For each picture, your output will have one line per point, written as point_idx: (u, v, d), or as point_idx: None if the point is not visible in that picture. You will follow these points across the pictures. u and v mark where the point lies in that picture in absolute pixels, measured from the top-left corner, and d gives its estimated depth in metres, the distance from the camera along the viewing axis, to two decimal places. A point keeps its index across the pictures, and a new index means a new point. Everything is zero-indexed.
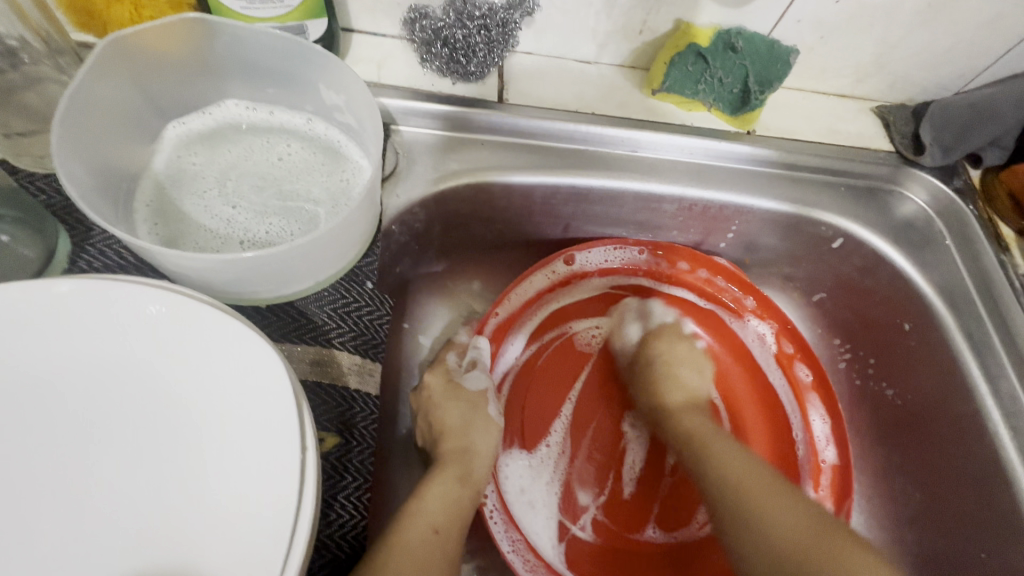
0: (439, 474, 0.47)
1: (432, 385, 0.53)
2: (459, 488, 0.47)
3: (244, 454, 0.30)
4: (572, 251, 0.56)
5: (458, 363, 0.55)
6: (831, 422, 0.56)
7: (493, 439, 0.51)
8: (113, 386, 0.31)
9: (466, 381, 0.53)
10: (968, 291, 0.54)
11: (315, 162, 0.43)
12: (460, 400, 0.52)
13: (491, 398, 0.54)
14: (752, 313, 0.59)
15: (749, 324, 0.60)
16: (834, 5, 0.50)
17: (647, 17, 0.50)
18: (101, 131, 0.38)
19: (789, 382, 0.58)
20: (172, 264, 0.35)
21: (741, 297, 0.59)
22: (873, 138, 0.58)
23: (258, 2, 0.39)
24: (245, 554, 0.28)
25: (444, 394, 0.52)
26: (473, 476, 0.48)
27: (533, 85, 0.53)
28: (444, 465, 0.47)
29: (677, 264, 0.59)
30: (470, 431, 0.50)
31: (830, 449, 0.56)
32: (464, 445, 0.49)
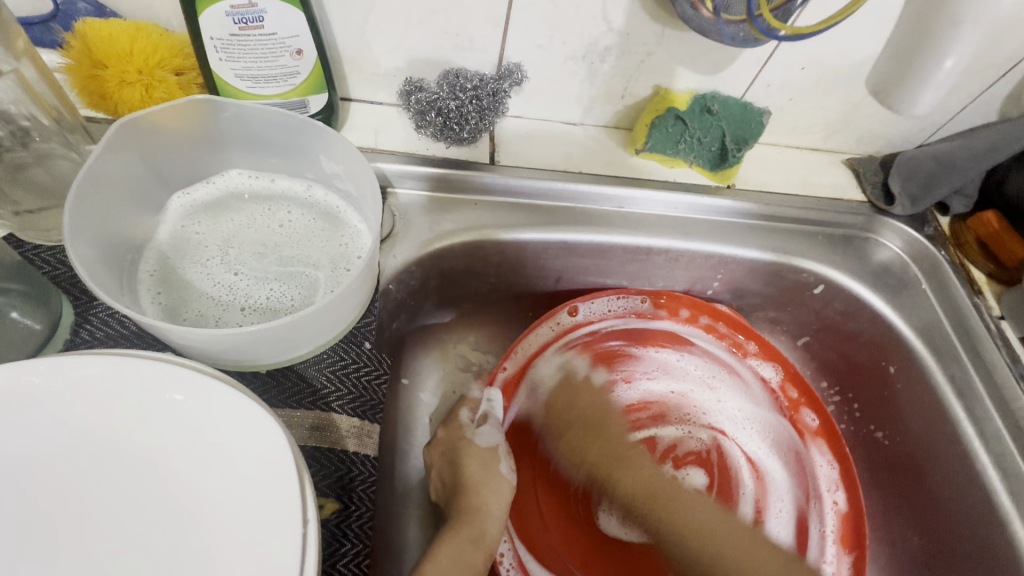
0: (453, 537, 0.48)
1: (444, 439, 0.54)
2: (471, 551, 0.47)
3: (244, 529, 0.30)
4: (576, 303, 0.58)
5: (470, 419, 0.56)
6: (839, 469, 0.57)
7: (506, 500, 0.52)
8: (111, 464, 0.31)
9: (477, 437, 0.54)
10: (946, 332, 0.56)
11: (314, 227, 0.44)
12: (471, 458, 0.52)
13: (502, 456, 0.54)
14: (755, 357, 0.60)
15: (755, 368, 0.60)
16: (800, 71, 0.53)
17: (627, 83, 0.53)
18: (109, 205, 0.39)
19: (796, 427, 0.59)
20: (174, 335, 0.35)
21: (743, 343, 0.60)
22: (845, 188, 0.61)
23: (263, 82, 0.42)
24: None
25: (454, 452, 0.53)
26: (485, 538, 0.49)
27: (524, 147, 0.56)
28: (456, 525, 0.48)
29: (675, 311, 0.60)
30: (481, 491, 0.51)
31: (840, 494, 0.56)
32: (477, 504, 0.50)
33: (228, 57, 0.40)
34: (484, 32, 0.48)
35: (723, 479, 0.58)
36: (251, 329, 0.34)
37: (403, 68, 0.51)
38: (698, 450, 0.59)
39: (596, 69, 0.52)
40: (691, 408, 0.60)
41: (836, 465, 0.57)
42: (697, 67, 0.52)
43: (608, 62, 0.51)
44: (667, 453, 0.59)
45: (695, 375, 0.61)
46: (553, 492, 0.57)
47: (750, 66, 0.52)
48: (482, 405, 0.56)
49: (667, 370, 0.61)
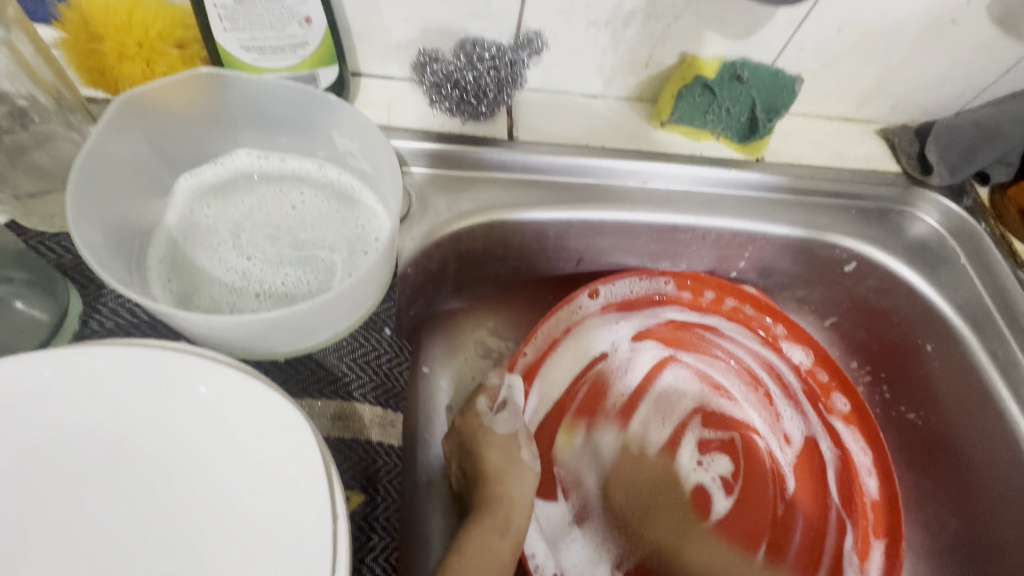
0: (477, 527, 0.47)
1: (461, 429, 0.53)
2: (498, 541, 0.46)
3: (271, 529, 0.29)
4: (597, 285, 0.56)
5: (488, 407, 0.54)
6: (873, 455, 0.55)
7: (529, 487, 0.51)
8: (123, 462, 0.30)
9: (495, 424, 0.53)
10: (988, 308, 0.53)
11: (329, 209, 0.42)
12: (492, 447, 0.51)
13: (523, 441, 0.53)
14: (784, 341, 0.58)
15: (783, 352, 0.58)
16: (836, 33, 0.50)
17: (652, 51, 0.51)
18: (113, 190, 0.37)
19: (825, 411, 0.57)
20: (188, 323, 0.34)
21: (771, 325, 0.58)
22: (880, 160, 0.59)
23: (270, 54, 0.39)
24: None
25: (473, 440, 0.51)
26: (511, 527, 0.48)
27: (543, 122, 0.53)
28: (483, 514, 0.48)
29: (701, 288, 0.58)
30: (504, 480, 0.50)
31: (871, 481, 0.55)
32: (499, 490, 0.49)
33: (233, 27, 0.38)
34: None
35: (749, 463, 0.56)
36: (268, 316, 0.33)
37: (415, 39, 0.48)
38: (721, 435, 0.57)
39: (620, 35, 0.49)
40: (713, 387, 0.59)
41: (867, 450, 0.55)
42: (728, 31, 0.49)
43: (633, 28, 0.48)
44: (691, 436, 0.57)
45: (715, 355, 0.59)
46: (573, 480, 0.55)
47: (783, 29, 0.49)
48: (502, 391, 0.54)
49: (694, 353, 0.59)
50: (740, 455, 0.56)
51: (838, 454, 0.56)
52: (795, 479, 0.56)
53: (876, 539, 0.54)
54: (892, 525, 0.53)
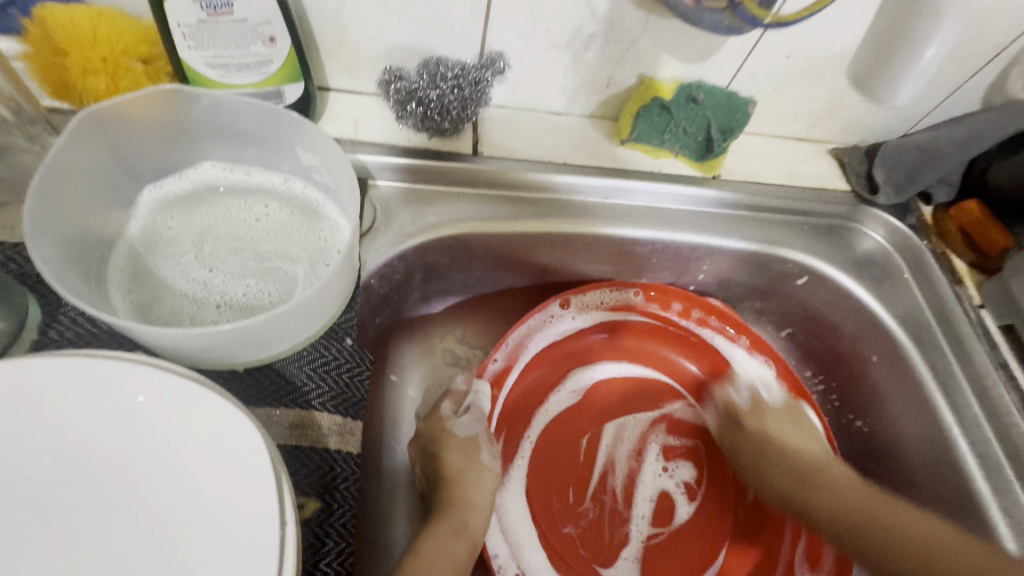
0: (435, 528, 0.48)
1: (426, 433, 0.54)
2: (454, 542, 0.47)
3: (220, 535, 0.29)
4: (568, 295, 0.58)
5: (453, 412, 0.55)
6: None
7: (489, 489, 0.52)
8: (77, 470, 0.30)
9: (454, 427, 0.54)
10: (928, 321, 0.56)
11: (292, 222, 0.43)
12: (451, 449, 0.52)
13: (483, 444, 0.54)
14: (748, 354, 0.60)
15: (746, 365, 0.61)
16: (785, 59, 0.53)
17: (612, 72, 0.53)
18: (76, 203, 0.38)
19: None
20: (145, 334, 0.34)
21: (736, 339, 0.61)
22: (831, 178, 0.62)
23: (235, 70, 0.41)
24: None
25: (436, 443, 0.53)
26: (468, 528, 0.49)
27: (507, 138, 0.55)
28: (441, 517, 0.48)
29: (670, 300, 0.60)
30: (462, 481, 0.51)
31: None
32: (458, 494, 0.50)
33: (197, 45, 0.39)
34: (464, 19, 0.47)
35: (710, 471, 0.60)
36: (223, 327, 0.34)
37: (381, 56, 0.50)
38: (686, 442, 0.60)
39: (580, 57, 0.51)
40: (677, 397, 0.62)
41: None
42: (683, 55, 0.51)
43: (592, 50, 0.50)
44: (656, 443, 0.59)
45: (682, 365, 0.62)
46: (539, 484, 0.56)
47: (736, 54, 0.52)
48: (468, 397, 0.55)
49: (661, 363, 0.62)
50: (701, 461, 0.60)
51: None
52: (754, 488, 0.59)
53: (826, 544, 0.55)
54: None
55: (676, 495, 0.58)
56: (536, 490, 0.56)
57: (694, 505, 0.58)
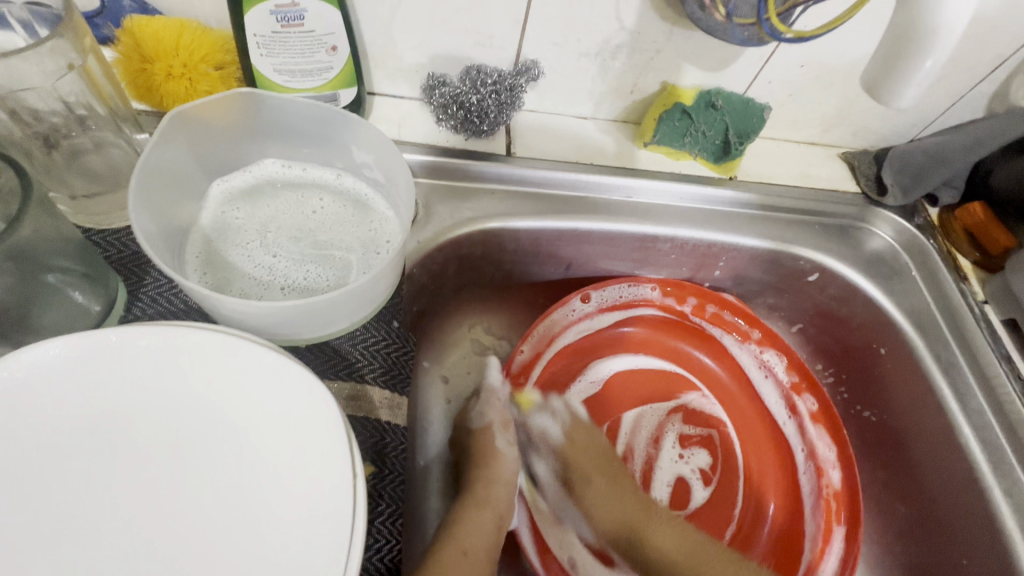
0: (464, 500, 0.52)
1: (455, 423, 0.59)
2: (479, 512, 0.52)
3: (300, 483, 0.33)
4: (587, 290, 0.61)
5: (477, 404, 0.60)
6: (837, 449, 0.59)
7: (507, 467, 0.56)
8: (173, 425, 0.35)
9: (473, 416, 0.59)
10: (934, 315, 0.59)
11: (346, 214, 0.47)
12: (477, 436, 0.57)
13: (502, 432, 0.58)
14: (758, 345, 0.63)
15: (756, 356, 0.63)
16: (799, 68, 0.57)
17: (636, 80, 0.57)
18: (162, 192, 0.42)
19: (790, 409, 0.62)
20: (226, 309, 0.38)
21: (748, 332, 0.63)
22: (841, 181, 0.65)
23: (299, 77, 0.45)
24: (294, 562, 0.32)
25: (462, 431, 0.58)
26: (492, 502, 0.53)
27: (537, 140, 0.59)
28: (468, 492, 0.53)
29: (684, 293, 0.63)
30: (486, 462, 0.56)
31: (834, 472, 0.59)
32: (480, 472, 0.55)
33: (269, 53, 0.43)
34: (503, 31, 0.51)
35: (725, 457, 0.62)
36: (296, 304, 0.38)
37: (425, 63, 0.54)
38: (701, 431, 0.62)
39: (607, 66, 0.55)
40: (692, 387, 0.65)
41: (833, 447, 0.59)
42: (704, 64, 0.55)
43: (619, 59, 0.54)
44: (672, 431, 0.62)
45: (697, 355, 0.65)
46: (559, 466, 0.60)
47: (753, 64, 0.56)
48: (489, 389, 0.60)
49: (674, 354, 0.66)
50: (716, 448, 0.62)
51: (805, 451, 0.61)
52: (767, 474, 0.62)
53: (837, 524, 0.57)
54: (853, 509, 0.57)
55: (692, 481, 0.61)
56: (561, 473, 0.59)
57: (709, 490, 0.60)
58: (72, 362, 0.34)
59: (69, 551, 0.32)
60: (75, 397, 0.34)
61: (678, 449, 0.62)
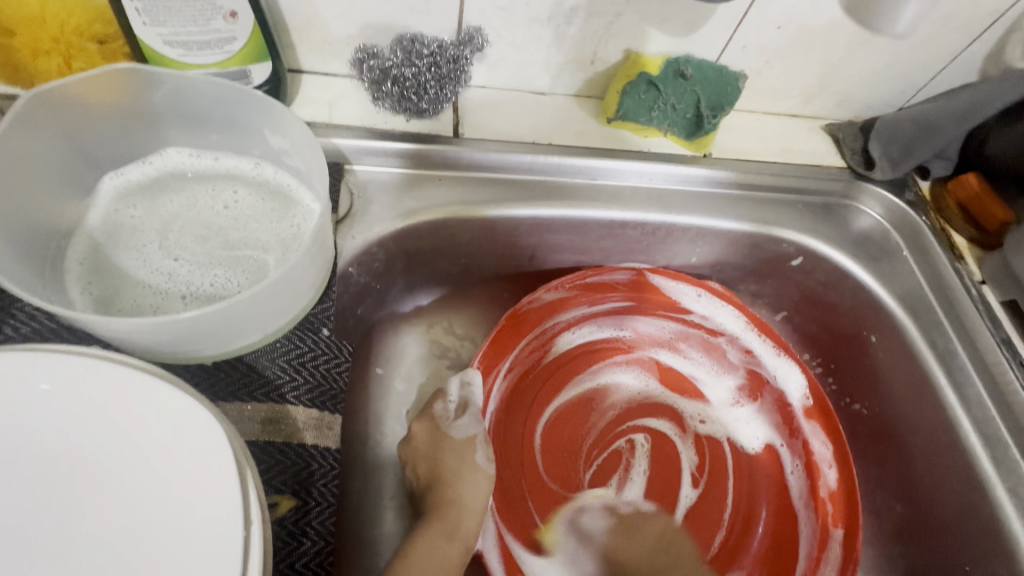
0: (426, 530, 0.47)
1: (419, 434, 0.52)
2: (446, 545, 0.47)
3: (175, 539, 0.28)
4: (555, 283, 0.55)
5: (445, 411, 0.53)
6: (832, 446, 0.54)
7: (483, 487, 0.50)
8: (19, 468, 0.29)
9: (454, 430, 0.52)
10: (927, 299, 0.55)
11: (263, 208, 0.41)
12: (447, 451, 0.51)
13: (480, 445, 0.52)
14: (748, 332, 0.58)
15: (748, 346, 0.58)
16: (776, 31, 0.51)
17: (596, 48, 0.51)
18: (29, 191, 0.36)
19: (783, 403, 0.57)
20: (102, 328, 0.33)
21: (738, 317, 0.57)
22: (826, 155, 0.60)
23: (196, 49, 0.39)
24: None
25: (429, 445, 0.51)
26: (460, 532, 0.48)
27: (489, 119, 0.53)
28: (430, 521, 0.48)
29: (661, 284, 0.58)
30: (456, 483, 0.50)
31: (830, 472, 0.54)
32: (453, 494, 0.49)
33: (153, 21, 0.36)
34: None
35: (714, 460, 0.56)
36: (182, 318, 0.32)
37: (356, 35, 0.48)
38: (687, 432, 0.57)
39: (563, 33, 0.49)
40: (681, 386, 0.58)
41: (828, 444, 0.55)
42: (669, 28, 0.50)
43: (575, 24, 0.48)
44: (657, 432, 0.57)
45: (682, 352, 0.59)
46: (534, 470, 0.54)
47: (724, 26, 0.50)
48: (458, 394, 0.53)
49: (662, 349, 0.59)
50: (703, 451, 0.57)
51: (797, 448, 0.56)
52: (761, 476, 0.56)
53: (836, 527, 0.53)
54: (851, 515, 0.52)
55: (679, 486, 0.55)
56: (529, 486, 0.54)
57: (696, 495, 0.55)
58: None
59: None
60: None
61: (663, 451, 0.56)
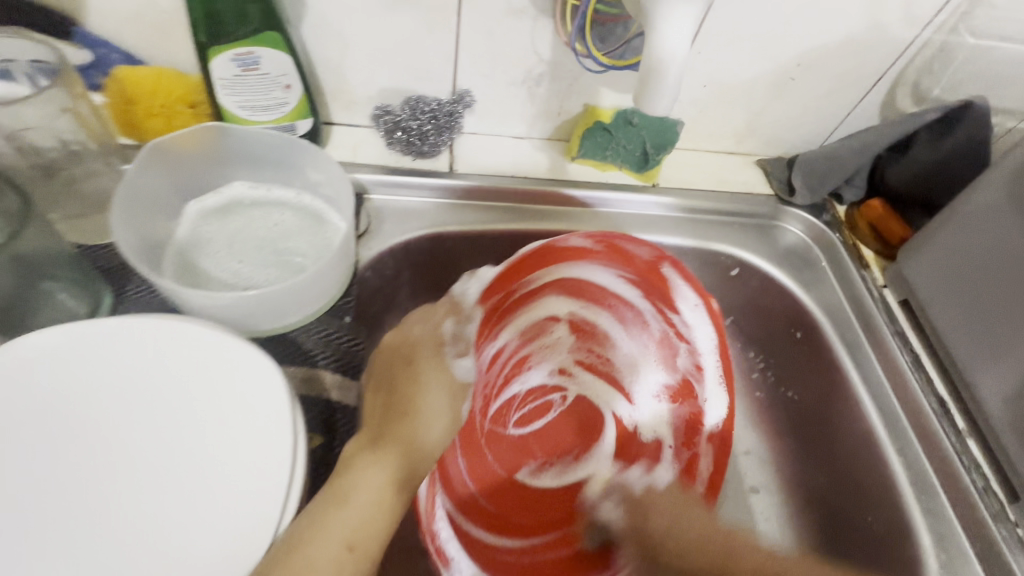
0: (370, 452, 0.44)
1: (402, 341, 0.53)
2: (384, 479, 0.43)
3: (247, 448, 0.41)
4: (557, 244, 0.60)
5: (450, 333, 0.57)
6: (721, 429, 0.59)
7: (443, 420, 0.50)
8: (143, 399, 0.42)
9: (454, 367, 0.54)
10: (845, 310, 0.66)
11: (303, 225, 0.55)
12: (436, 375, 0.52)
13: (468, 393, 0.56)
14: (688, 314, 0.60)
15: (689, 331, 0.60)
16: (703, 88, 0.65)
17: (561, 103, 0.65)
18: (141, 212, 0.51)
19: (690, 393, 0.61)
20: (194, 302, 0.46)
21: (698, 300, 0.59)
22: (756, 185, 0.73)
23: (260, 111, 0.53)
24: (240, 509, 0.39)
25: (409, 353, 0.52)
26: (416, 469, 0.46)
27: (477, 158, 0.67)
28: (383, 440, 0.46)
29: (654, 265, 0.61)
30: (422, 411, 0.49)
31: (705, 458, 0.60)
32: (419, 425, 0.48)
33: (232, 93, 0.51)
34: (438, 66, 0.60)
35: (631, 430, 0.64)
36: (250, 294, 0.46)
37: (374, 96, 0.62)
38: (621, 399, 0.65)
39: (534, 92, 0.63)
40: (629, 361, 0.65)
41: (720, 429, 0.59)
42: (619, 88, 0.63)
43: (543, 85, 0.63)
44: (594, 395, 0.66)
45: (646, 330, 0.64)
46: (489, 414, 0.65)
47: None
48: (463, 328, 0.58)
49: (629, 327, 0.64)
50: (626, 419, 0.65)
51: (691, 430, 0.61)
52: (670, 450, 0.62)
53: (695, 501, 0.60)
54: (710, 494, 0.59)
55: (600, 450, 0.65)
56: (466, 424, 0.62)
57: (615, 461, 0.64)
58: (73, 344, 0.43)
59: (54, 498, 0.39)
60: (74, 375, 0.42)
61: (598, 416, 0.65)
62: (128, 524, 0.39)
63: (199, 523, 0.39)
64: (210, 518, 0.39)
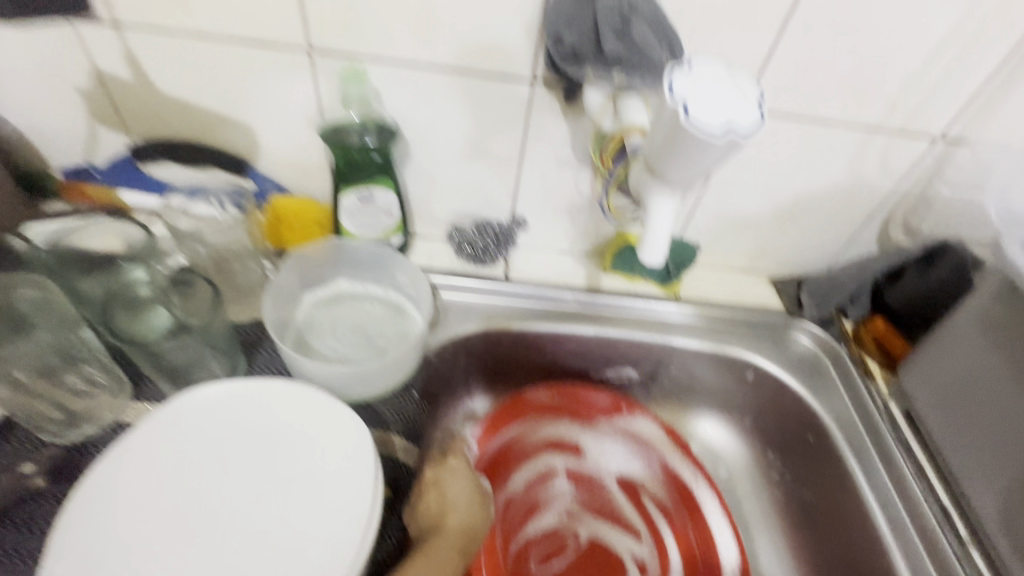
0: (424, 547, 0.55)
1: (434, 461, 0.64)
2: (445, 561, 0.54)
3: (338, 495, 0.52)
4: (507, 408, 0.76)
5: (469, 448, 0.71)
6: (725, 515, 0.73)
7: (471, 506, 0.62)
8: (261, 447, 0.54)
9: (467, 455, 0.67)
10: (853, 420, 0.72)
11: (388, 316, 0.70)
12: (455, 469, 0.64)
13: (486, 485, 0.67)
14: (642, 417, 0.77)
15: (646, 429, 0.77)
16: (716, 220, 0.79)
17: (597, 227, 0.80)
18: (277, 301, 0.67)
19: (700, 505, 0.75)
20: (310, 370, 0.62)
21: (640, 418, 0.78)
22: (768, 299, 0.83)
23: (368, 227, 0.71)
24: (328, 543, 0.50)
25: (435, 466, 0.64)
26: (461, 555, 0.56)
27: (527, 267, 0.82)
28: (431, 540, 0.56)
29: (628, 422, 0.78)
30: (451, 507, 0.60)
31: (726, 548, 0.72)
32: (448, 512, 0.59)
33: (351, 216, 0.70)
34: (501, 198, 0.77)
35: (660, 549, 0.74)
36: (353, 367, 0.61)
37: (450, 217, 0.80)
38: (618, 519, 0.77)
39: (575, 218, 0.79)
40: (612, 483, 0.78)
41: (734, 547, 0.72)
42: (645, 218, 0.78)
43: (583, 214, 0.79)
44: (593, 524, 0.76)
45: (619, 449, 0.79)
46: (513, 560, 0.72)
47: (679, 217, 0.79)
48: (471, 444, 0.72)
49: (608, 448, 0.79)
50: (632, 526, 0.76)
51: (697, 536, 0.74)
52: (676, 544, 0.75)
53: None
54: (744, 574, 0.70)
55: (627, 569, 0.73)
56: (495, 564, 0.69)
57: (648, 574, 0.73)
58: (213, 399, 0.56)
59: (188, 521, 0.50)
60: (212, 424, 0.55)
61: (610, 538, 0.75)
62: (241, 547, 0.49)
63: (297, 552, 0.49)
64: (306, 548, 0.49)
